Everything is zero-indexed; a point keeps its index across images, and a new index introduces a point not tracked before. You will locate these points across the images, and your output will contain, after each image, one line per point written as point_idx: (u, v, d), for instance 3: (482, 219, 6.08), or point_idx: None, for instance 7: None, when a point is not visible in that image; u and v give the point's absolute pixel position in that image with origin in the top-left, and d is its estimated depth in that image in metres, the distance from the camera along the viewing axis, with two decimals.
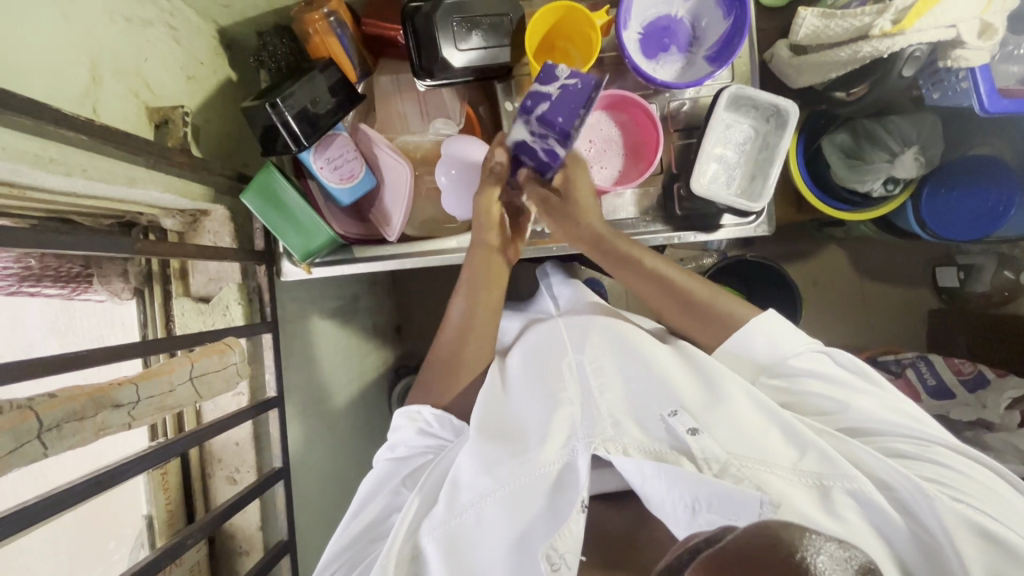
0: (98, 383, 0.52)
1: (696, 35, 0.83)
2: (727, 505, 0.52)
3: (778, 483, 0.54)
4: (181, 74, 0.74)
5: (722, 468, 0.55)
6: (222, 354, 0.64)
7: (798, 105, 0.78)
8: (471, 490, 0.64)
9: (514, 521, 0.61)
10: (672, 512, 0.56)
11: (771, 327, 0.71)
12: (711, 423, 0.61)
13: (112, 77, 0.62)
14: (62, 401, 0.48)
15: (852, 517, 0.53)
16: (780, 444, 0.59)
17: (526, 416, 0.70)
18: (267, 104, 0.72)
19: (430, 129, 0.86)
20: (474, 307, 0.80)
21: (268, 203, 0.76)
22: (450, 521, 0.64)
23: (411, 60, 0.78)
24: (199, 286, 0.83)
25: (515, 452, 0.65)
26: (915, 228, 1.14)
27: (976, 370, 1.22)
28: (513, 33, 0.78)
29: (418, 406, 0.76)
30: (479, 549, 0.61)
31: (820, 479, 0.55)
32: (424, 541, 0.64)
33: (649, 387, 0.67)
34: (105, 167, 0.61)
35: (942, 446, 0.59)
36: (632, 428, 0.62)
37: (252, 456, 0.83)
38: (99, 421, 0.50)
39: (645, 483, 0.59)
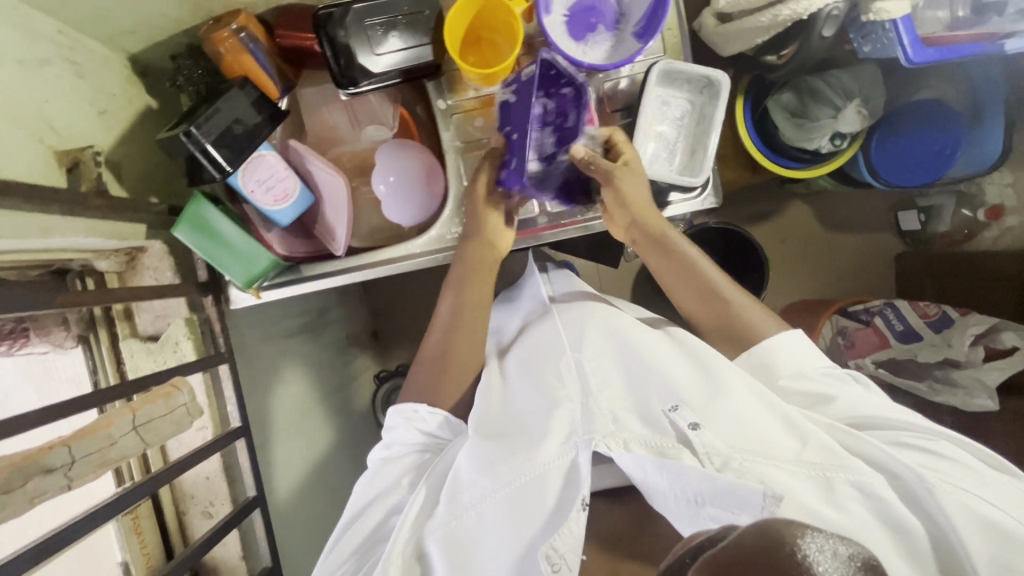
0: (28, 450, 0.50)
1: (622, 12, 0.82)
2: (733, 498, 0.51)
3: (783, 478, 0.55)
4: (92, 110, 0.71)
5: (723, 462, 0.55)
6: (167, 398, 0.62)
7: (729, 74, 0.77)
8: (473, 489, 0.65)
9: (514, 524, 0.61)
10: (674, 506, 0.56)
11: (797, 348, 0.72)
12: (710, 417, 0.61)
13: (9, 125, 0.59)
14: None
15: (855, 507, 0.54)
16: (782, 432, 0.60)
17: (523, 419, 0.70)
18: (181, 134, 0.69)
19: (363, 137, 0.83)
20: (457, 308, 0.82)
21: (201, 234, 0.74)
22: (452, 520, 0.64)
23: (332, 72, 0.75)
24: (146, 324, 0.81)
25: (514, 451, 0.65)
26: (868, 177, 1.16)
27: (941, 311, 1.26)
28: (433, 30, 0.75)
29: (414, 405, 0.77)
30: (479, 551, 0.62)
31: (824, 471, 0.56)
32: (427, 542, 0.64)
33: (651, 384, 0.68)
34: (13, 221, 0.58)
35: (944, 439, 0.62)
36: (633, 423, 0.63)
37: (225, 488, 0.83)
38: (29, 489, 0.48)
39: (646, 478, 0.58)
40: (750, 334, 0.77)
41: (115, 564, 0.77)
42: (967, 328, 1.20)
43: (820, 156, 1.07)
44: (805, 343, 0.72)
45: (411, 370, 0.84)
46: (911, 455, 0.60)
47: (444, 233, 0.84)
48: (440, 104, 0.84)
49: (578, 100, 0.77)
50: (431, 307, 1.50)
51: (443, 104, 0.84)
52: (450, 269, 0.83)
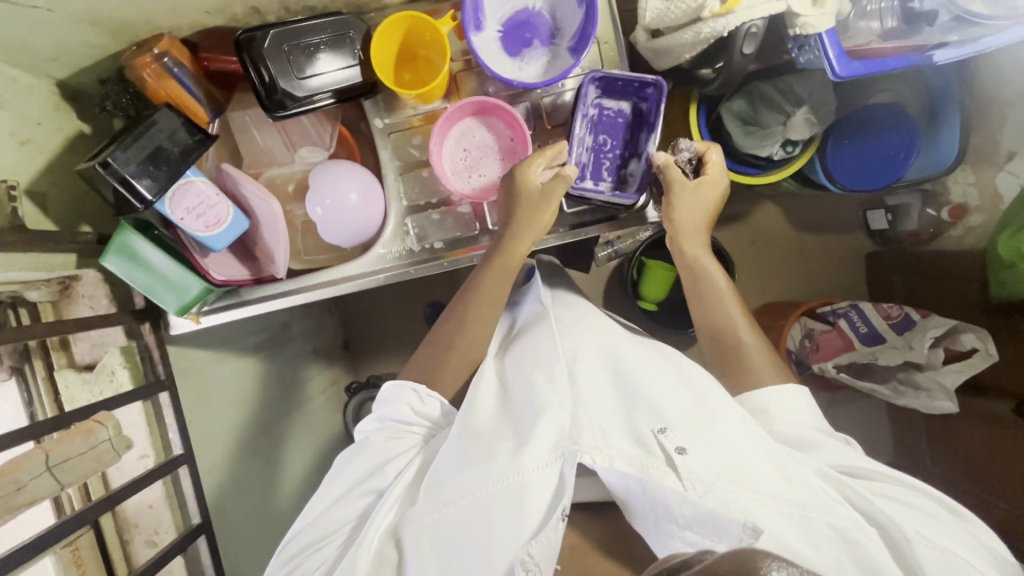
0: None
1: (557, 25, 0.80)
2: (714, 525, 0.55)
3: (762, 512, 0.56)
4: (13, 140, 0.70)
5: (705, 490, 0.56)
6: (87, 435, 0.61)
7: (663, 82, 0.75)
8: (455, 488, 0.63)
9: (491, 527, 0.59)
10: (652, 525, 0.58)
11: (788, 400, 0.70)
12: (698, 439, 0.61)
13: None
14: None
15: (831, 548, 0.55)
16: (767, 463, 0.60)
17: (509, 422, 0.69)
18: (97, 165, 0.69)
19: (297, 159, 0.82)
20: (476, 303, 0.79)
21: (130, 263, 0.74)
22: (427, 517, 0.63)
23: (259, 97, 0.74)
24: (83, 353, 0.80)
25: (498, 452, 0.64)
26: (825, 182, 1.15)
27: (903, 312, 1.25)
28: (360, 50, 0.75)
29: (414, 385, 0.76)
30: (450, 549, 0.60)
31: (804, 509, 0.57)
32: (403, 538, 0.62)
33: (638, 399, 0.67)
34: None
35: (923, 490, 0.63)
36: (620, 439, 0.62)
37: (169, 515, 0.83)
38: None
39: (628, 497, 0.59)
40: (750, 366, 0.74)
41: None
42: (926, 330, 1.19)
43: (775, 163, 1.06)
44: (800, 401, 0.70)
45: (418, 349, 0.83)
46: (892, 503, 0.61)
47: (383, 252, 0.84)
48: (378, 123, 0.83)
49: (653, 99, 0.77)
50: (399, 318, 1.49)
51: (380, 122, 0.83)
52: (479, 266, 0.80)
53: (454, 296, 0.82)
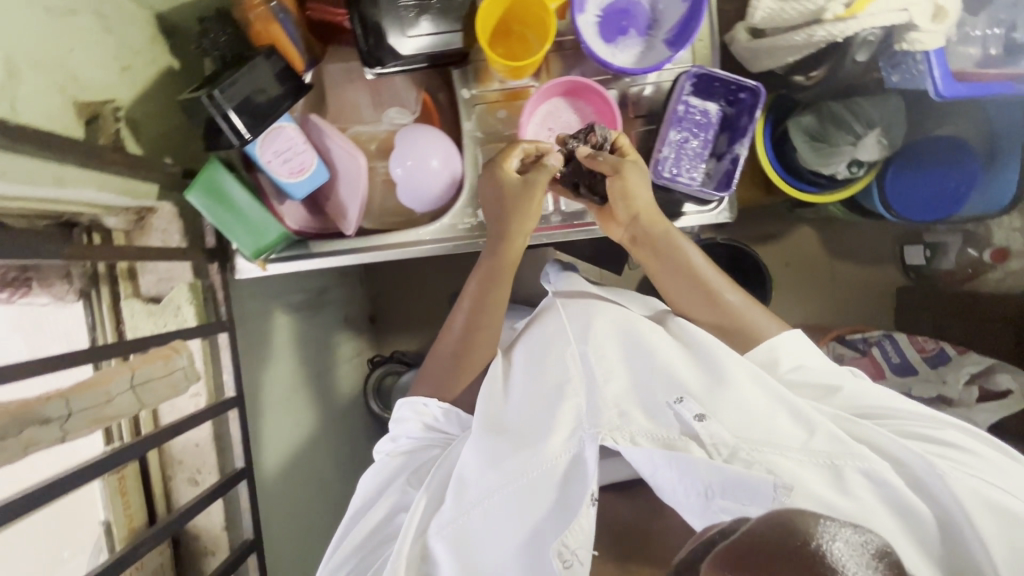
0: (24, 399, 0.49)
1: (656, 17, 0.81)
2: (745, 489, 0.52)
3: (790, 467, 0.55)
4: (116, 65, 0.71)
5: (731, 452, 0.56)
6: (167, 360, 0.62)
7: (763, 86, 0.74)
8: (481, 485, 0.65)
9: (520, 521, 0.61)
10: (685, 501, 0.56)
11: (798, 348, 0.73)
12: (716, 408, 0.61)
13: (34, 71, 0.58)
14: None
15: (864, 494, 0.54)
16: (787, 423, 0.60)
17: (527, 408, 0.70)
18: (204, 95, 0.69)
19: (384, 120, 0.83)
20: (473, 310, 0.80)
21: (213, 200, 0.74)
22: (458, 518, 0.64)
23: (359, 49, 0.74)
24: (149, 286, 0.81)
25: (518, 445, 0.65)
26: (881, 210, 1.16)
27: (938, 347, 1.27)
28: (465, 19, 0.74)
29: (424, 399, 0.77)
30: (488, 543, 0.62)
31: (832, 460, 0.57)
32: (434, 541, 0.64)
33: (654, 374, 0.67)
34: (30, 168, 0.56)
35: (951, 426, 0.62)
36: (639, 417, 0.63)
37: (213, 457, 0.83)
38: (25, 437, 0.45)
39: (656, 474, 0.58)
40: (750, 326, 0.75)
41: (97, 524, 0.75)
42: (963, 366, 1.20)
43: (835, 182, 1.07)
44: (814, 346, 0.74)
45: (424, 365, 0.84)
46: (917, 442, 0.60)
47: (457, 223, 0.84)
48: (464, 93, 0.84)
49: (751, 104, 0.76)
50: (431, 297, 1.50)
51: (467, 93, 0.84)
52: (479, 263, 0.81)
53: (450, 317, 0.82)
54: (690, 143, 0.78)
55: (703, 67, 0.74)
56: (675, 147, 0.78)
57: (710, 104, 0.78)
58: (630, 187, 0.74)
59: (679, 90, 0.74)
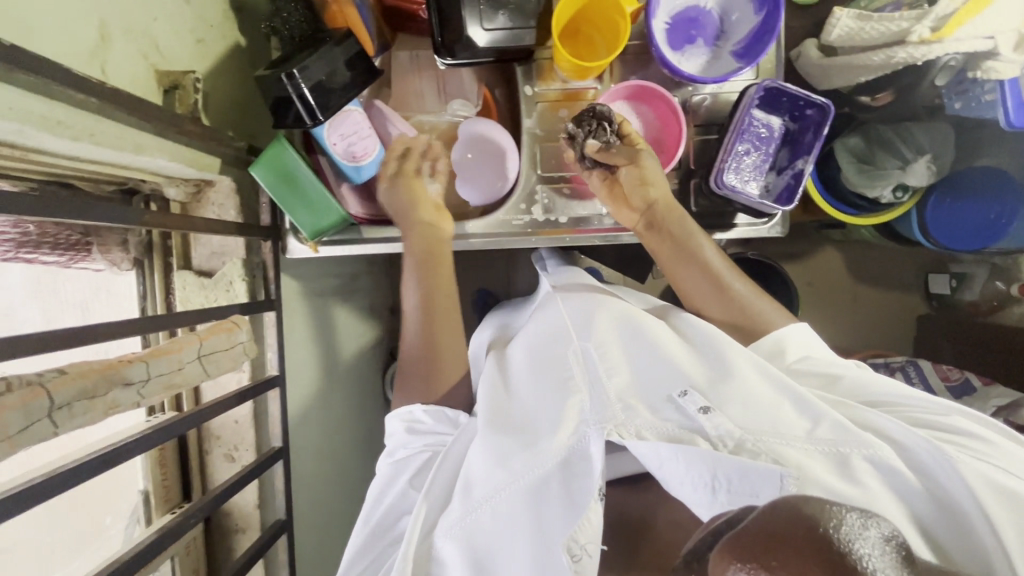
0: (105, 359, 0.47)
1: (724, 28, 0.81)
2: (750, 478, 0.48)
3: (795, 456, 0.52)
4: (192, 37, 0.71)
5: (737, 444, 0.53)
6: (230, 333, 0.63)
7: (834, 103, 0.75)
8: (486, 484, 0.61)
9: (527, 519, 0.58)
10: (693, 496, 0.52)
11: (805, 338, 0.72)
12: (721, 400, 0.58)
13: (121, 36, 0.58)
14: (73, 379, 0.42)
15: (870, 481, 0.51)
16: (792, 414, 0.57)
17: (530, 401, 0.66)
18: (283, 75, 0.68)
19: (447, 110, 0.84)
20: (426, 304, 0.78)
21: (278, 177, 0.74)
22: (467, 519, 0.60)
23: (433, 38, 0.75)
24: (201, 259, 0.81)
25: (527, 442, 0.61)
26: (918, 235, 1.15)
27: (963, 377, 1.25)
28: (539, 16, 0.74)
29: (409, 407, 0.74)
30: (501, 543, 0.59)
31: (836, 447, 0.53)
32: (441, 543, 0.61)
33: (657, 366, 0.64)
34: (117, 134, 0.56)
35: (956, 412, 0.59)
36: (644, 411, 0.58)
37: (252, 435, 0.82)
38: (110, 400, 0.45)
39: (662, 469, 0.54)
40: (751, 313, 0.76)
41: (136, 493, 0.77)
42: (990, 397, 1.18)
43: (877, 205, 1.07)
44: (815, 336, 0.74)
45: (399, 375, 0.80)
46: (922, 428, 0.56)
47: (512, 219, 0.83)
48: (526, 90, 0.84)
49: (817, 121, 0.76)
50: None
51: (530, 90, 0.84)
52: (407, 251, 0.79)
53: (402, 331, 0.80)
54: (751, 156, 0.78)
55: (773, 80, 0.74)
56: (736, 157, 0.77)
57: (773, 119, 0.78)
58: (647, 173, 0.77)
59: (747, 102, 0.74)
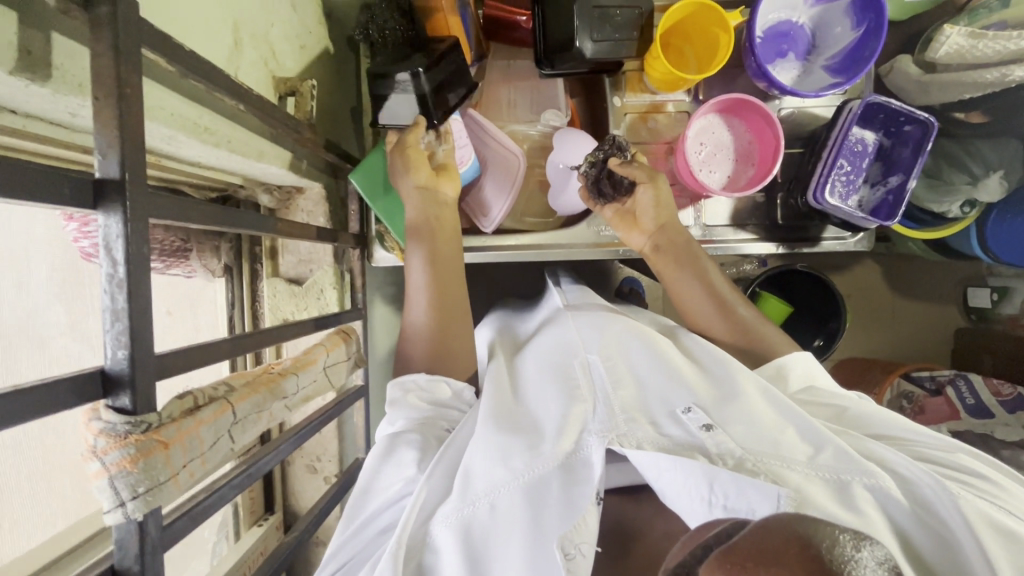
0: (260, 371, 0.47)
1: (815, 43, 0.81)
2: (746, 494, 0.45)
3: (797, 478, 0.47)
4: (296, 44, 0.70)
5: (737, 462, 0.49)
6: (345, 343, 0.62)
7: (937, 121, 0.73)
8: (483, 476, 0.52)
9: (519, 522, 0.49)
10: (687, 506, 0.48)
11: (811, 366, 0.68)
12: (725, 420, 0.54)
13: (249, 43, 0.57)
14: (245, 391, 0.42)
15: (873, 511, 0.45)
16: (796, 439, 0.52)
17: (527, 403, 0.60)
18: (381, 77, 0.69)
19: (539, 120, 0.82)
20: (433, 290, 0.68)
21: (375, 183, 0.74)
22: (463, 511, 0.50)
23: (535, 49, 0.76)
24: (289, 267, 0.80)
25: (525, 438, 0.54)
26: (977, 250, 1.14)
27: (1016, 391, 1.13)
28: (642, 28, 0.73)
29: (415, 373, 0.63)
30: (497, 549, 0.49)
31: (837, 474, 0.48)
32: (437, 531, 0.50)
33: (661, 382, 0.59)
34: (244, 140, 0.55)
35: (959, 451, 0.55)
36: (645, 425, 0.54)
37: (335, 445, 0.82)
38: (272, 414, 0.44)
39: (659, 479, 0.50)
40: (758, 337, 0.71)
41: (225, 505, 0.75)
42: None
43: (941, 219, 1.08)
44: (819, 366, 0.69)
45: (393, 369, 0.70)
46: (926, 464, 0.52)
47: (601, 229, 0.83)
48: (615, 101, 0.84)
49: (918, 137, 0.76)
50: None
51: (618, 101, 0.84)
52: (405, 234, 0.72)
53: (405, 311, 0.69)
54: (844, 171, 0.78)
55: (876, 96, 0.73)
56: (833, 173, 0.76)
57: (867, 134, 0.78)
58: (663, 196, 0.75)
59: (851, 119, 0.74)
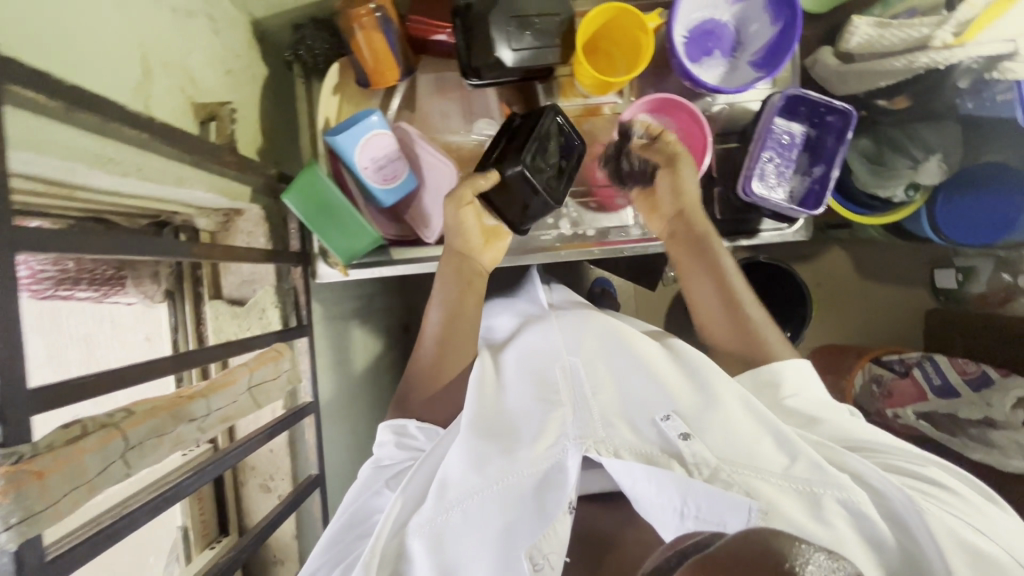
0: (170, 395, 0.48)
1: (740, 39, 0.83)
2: (717, 505, 0.48)
3: (767, 489, 0.49)
4: (221, 68, 0.71)
5: (712, 473, 0.50)
6: (276, 361, 0.62)
7: (855, 110, 0.75)
8: (460, 484, 0.56)
9: (496, 525, 0.54)
10: (661, 516, 0.51)
11: (806, 375, 0.68)
12: (704, 427, 0.55)
13: (161, 70, 0.58)
14: (144, 416, 0.43)
15: (839, 523, 0.47)
16: (771, 450, 0.53)
17: (512, 411, 0.62)
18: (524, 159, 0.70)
19: (474, 130, 0.84)
20: (450, 316, 0.75)
21: (312, 205, 0.74)
22: (437, 519, 0.55)
23: (460, 58, 0.75)
24: (232, 288, 0.80)
25: (504, 449, 0.57)
26: (929, 233, 1.13)
27: (980, 369, 1.10)
28: (563, 35, 0.75)
29: (405, 419, 0.71)
30: (465, 550, 0.53)
31: (810, 486, 0.49)
32: (411, 540, 0.55)
33: (641, 387, 0.60)
34: (159, 166, 0.56)
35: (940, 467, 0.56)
36: (624, 430, 0.56)
37: (287, 463, 0.81)
38: (177, 437, 0.45)
39: (634, 486, 0.53)
40: (760, 339, 0.72)
41: (175, 529, 0.75)
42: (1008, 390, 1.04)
43: (887, 204, 1.09)
44: (812, 375, 0.68)
45: (401, 382, 0.77)
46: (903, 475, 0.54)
47: (540, 233, 0.85)
48: None
49: (841, 128, 0.77)
50: None
51: (551, 106, 0.85)
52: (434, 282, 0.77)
53: (424, 316, 0.76)
54: (772, 163, 0.79)
55: (794, 90, 0.75)
56: (759, 166, 0.78)
57: (794, 125, 0.80)
58: (682, 182, 0.77)
59: (770, 114, 0.77)
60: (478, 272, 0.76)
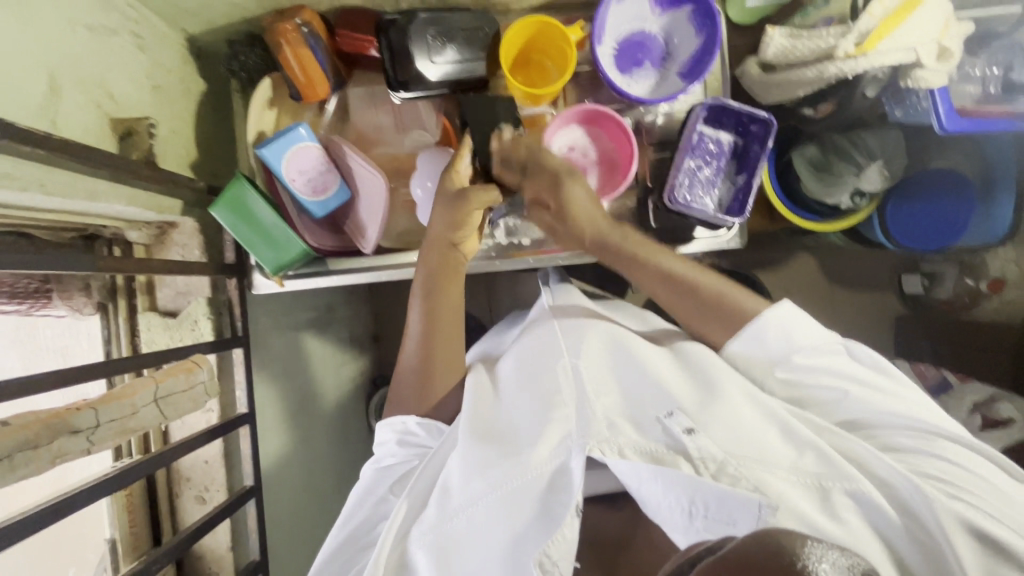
0: (55, 409, 0.53)
1: (669, 50, 0.84)
2: (726, 507, 0.50)
3: (777, 485, 0.53)
4: (148, 84, 0.72)
5: (719, 468, 0.53)
6: (189, 373, 0.65)
7: (774, 118, 0.77)
8: (463, 490, 0.60)
9: (504, 528, 0.57)
10: (670, 516, 0.53)
11: (786, 319, 0.66)
12: (707, 423, 0.58)
13: (73, 87, 0.60)
14: (15, 430, 0.48)
15: (850, 517, 0.53)
16: (778, 441, 0.58)
17: (523, 413, 0.65)
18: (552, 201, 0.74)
19: (406, 141, 0.85)
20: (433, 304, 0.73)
21: (237, 215, 0.74)
22: (442, 527, 0.60)
23: (386, 74, 0.77)
24: (166, 300, 0.81)
25: (508, 452, 0.60)
26: (880, 238, 1.09)
27: (939, 374, 1.10)
28: (489, 46, 0.78)
29: (402, 419, 0.72)
30: (475, 554, 0.58)
31: (820, 480, 0.55)
32: (413, 549, 0.60)
33: (645, 390, 0.64)
34: (64, 182, 0.58)
35: (944, 438, 0.59)
36: (628, 429, 0.59)
37: (222, 475, 0.81)
38: (55, 448, 0.50)
39: (641, 488, 0.55)
40: (733, 307, 0.69)
41: (103, 541, 0.77)
42: (964, 395, 1.05)
43: (835, 212, 1.06)
44: (804, 318, 0.66)
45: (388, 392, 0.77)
46: (909, 460, 0.58)
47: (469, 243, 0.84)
48: None
49: (765, 136, 0.79)
50: None
51: None
52: (417, 268, 0.74)
53: (407, 312, 0.75)
54: (699, 170, 0.80)
55: (714, 99, 0.77)
56: (680, 174, 0.79)
57: (719, 133, 0.81)
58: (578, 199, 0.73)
59: (691, 125, 0.78)
60: (459, 259, 0.74)
